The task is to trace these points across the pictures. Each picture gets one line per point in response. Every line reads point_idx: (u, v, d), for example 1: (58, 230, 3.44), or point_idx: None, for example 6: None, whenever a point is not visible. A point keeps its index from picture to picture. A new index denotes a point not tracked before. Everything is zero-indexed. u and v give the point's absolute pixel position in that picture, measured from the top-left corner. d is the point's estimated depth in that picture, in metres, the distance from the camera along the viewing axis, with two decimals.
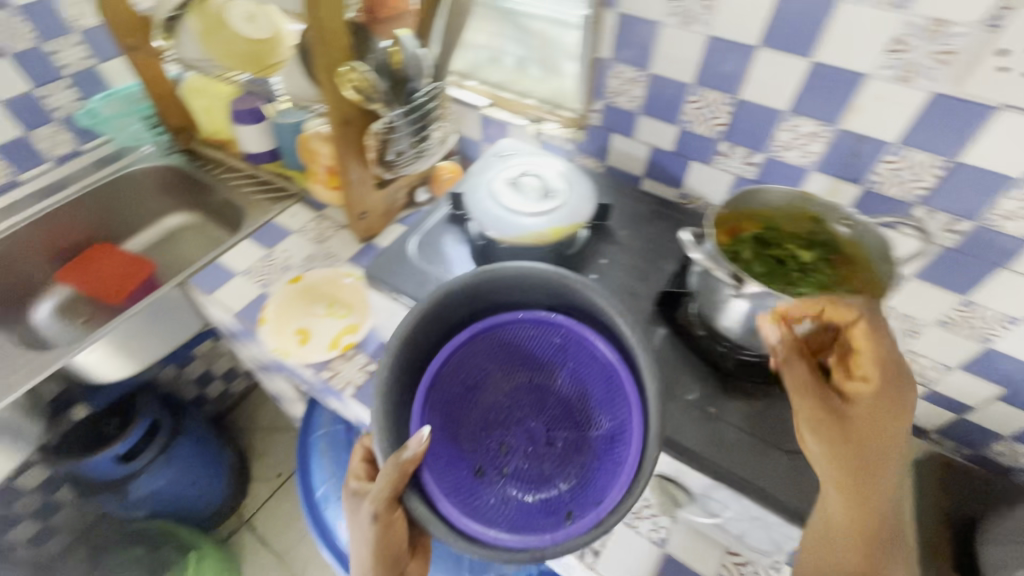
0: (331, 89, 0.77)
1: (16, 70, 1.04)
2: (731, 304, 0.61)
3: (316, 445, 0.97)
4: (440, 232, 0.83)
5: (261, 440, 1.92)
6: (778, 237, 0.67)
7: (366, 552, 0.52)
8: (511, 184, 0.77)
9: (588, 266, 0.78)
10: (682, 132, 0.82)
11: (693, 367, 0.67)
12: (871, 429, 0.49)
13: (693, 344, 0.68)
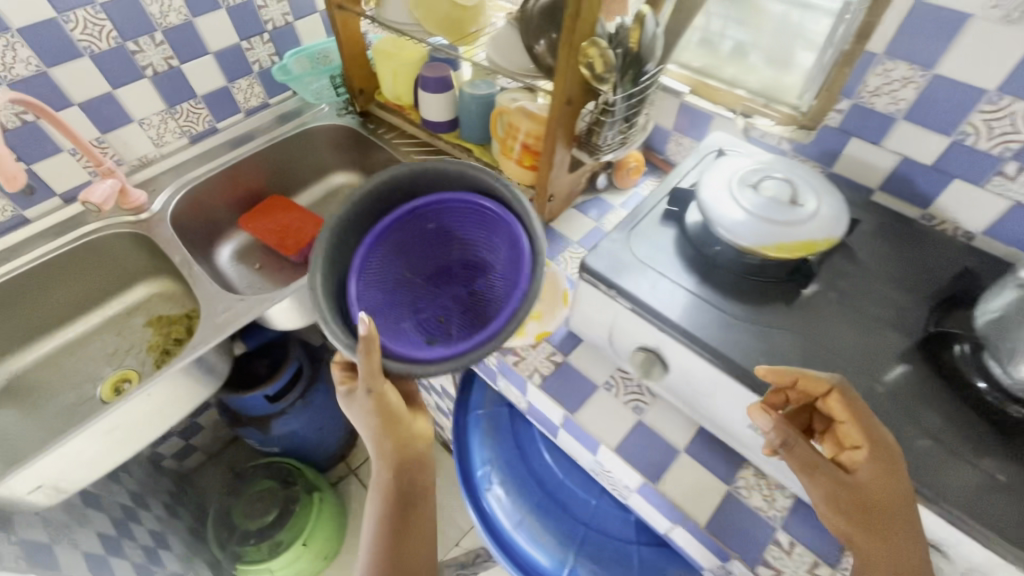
0: (566, 64, 0.73)
1: (230, 22, 1.08)
2: None
3: (478, 424, 0.95)
4: (655, 229, 0.77)
5: None
6: None
7: (369, 422, 0.67)
8: (752, 187, 0.70)
9: (821, 284, 0.72)
10: (954, 145, 0.71)
11: (971, 424, 0.59)
12: (878, 486, 0.54)
13: (963, 393, 0.61)
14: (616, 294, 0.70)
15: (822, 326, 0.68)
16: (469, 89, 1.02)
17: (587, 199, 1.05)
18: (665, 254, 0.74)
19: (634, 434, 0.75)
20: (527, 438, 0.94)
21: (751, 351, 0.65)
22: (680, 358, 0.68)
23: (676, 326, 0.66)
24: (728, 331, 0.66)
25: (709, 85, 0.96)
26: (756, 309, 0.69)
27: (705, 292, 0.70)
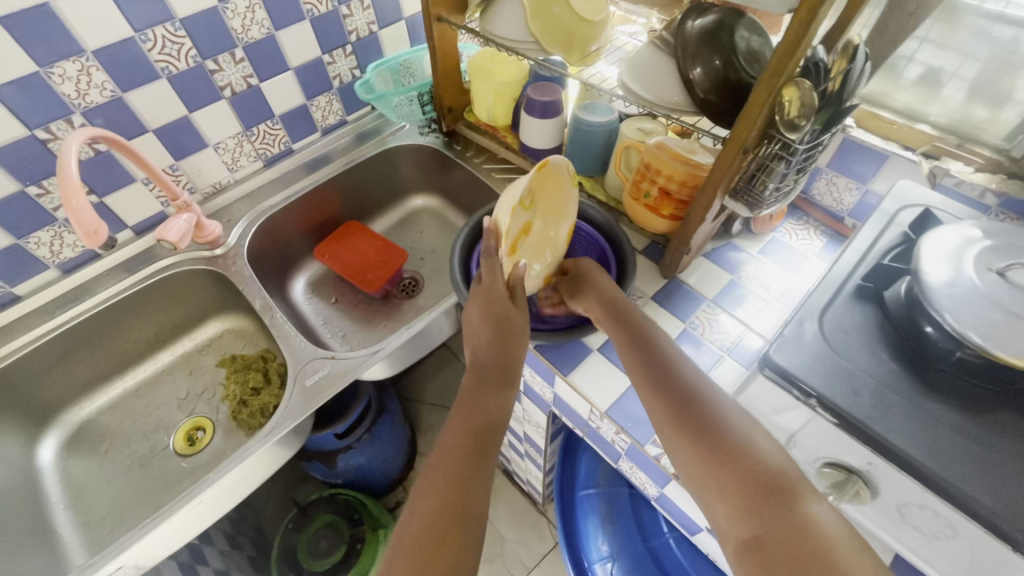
0: (756, 106, 0.59)
1: (313, 34, 0.97)
2: None
3: (596, 508, 0.90)
4: (848, 311, 0.62)
5: (427, 415, 1.82)
6: None
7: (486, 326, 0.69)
8: (995, 277, 0.55)
9: None
10: None
11: None
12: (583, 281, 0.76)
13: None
14: (814, 402, 0.56)
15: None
16: (584, 117, 0.89)
17: (716, 244, 0.91)
18: (869, 346, 0.59)
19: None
20: (653, 529, 0.87)
21: (1015, 494, 0.49)
22: (901, 490, 0.54)
23: (907, 454, 0.52)
24: (977, 465, 0.51)
25: (882, 117, 0.81)
26: (1006, 431, 0.53)
27: (932, 403, 0.55)
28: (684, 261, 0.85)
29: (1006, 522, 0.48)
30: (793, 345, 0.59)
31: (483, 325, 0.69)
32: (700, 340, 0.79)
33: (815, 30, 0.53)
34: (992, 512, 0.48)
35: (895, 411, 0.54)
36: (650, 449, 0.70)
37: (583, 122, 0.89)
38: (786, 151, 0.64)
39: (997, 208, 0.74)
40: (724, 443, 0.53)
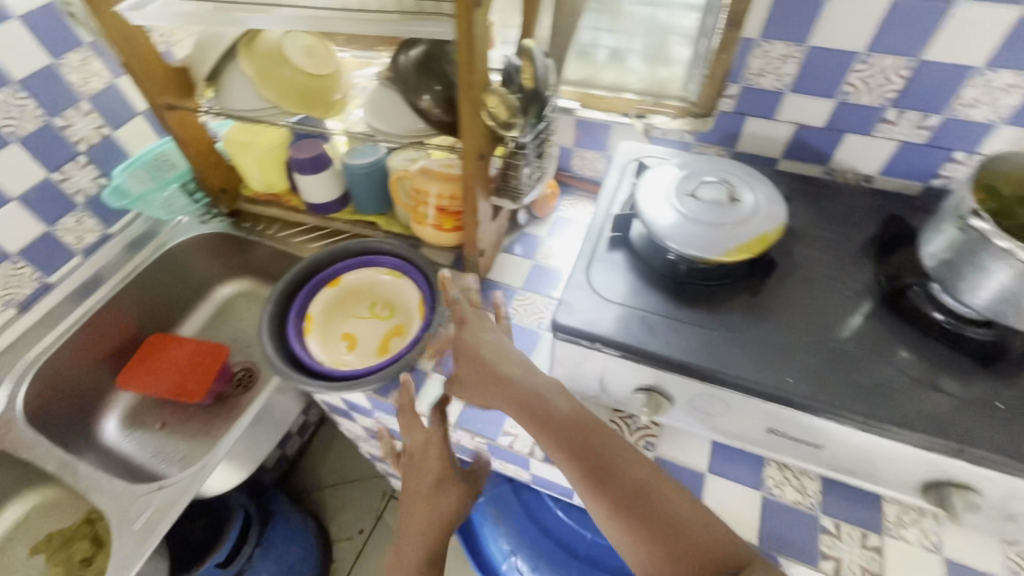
0: (469, 121, 0.66)
1: (27, 155, 0.87)
2: (989, 284, 0.56)
3: (486, 515, 0.91)
4: (607, 260, 0.73)
5: (332, 498, 1.71)
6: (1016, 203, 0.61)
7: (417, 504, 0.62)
8: (691, 197, 0.69)
9: (781, 267, 0.72)
10: (841, 105, 0.76)
11: (954, 359, 0.62)
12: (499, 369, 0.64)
13: (940, 332, 0.63)
14: (600, 345, 0.64)
15: (797, 311, 0.67)
16: (353, 161, 0.92)
17: (513, 237, 1.00)
18: (629, 284, 0.70)
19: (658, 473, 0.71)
20: (541, 511, 0.91)
21: (754, 355, 0.62)
22: (685, 388, 0.64)
23: (676, 361, 0.62)
24: (724, 346, 0.63)
25: (596, 94, 0.94)
26: (737, 312, 0.67)
27: (684, 311, 0.67)
28: (488, 259, 0.92)
29: (752, 381, 0.60)
30: (573, 307, 0.67)
31: (416, 497, 0.62)
32: (522, 326, 0.86)
33: (481, 51, 0.61)
34: (741, 377, 0.60)
35: (660, 328, 0.65)
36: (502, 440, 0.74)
37: (354, 167, 0.92)
38: (518, 147, 0.75)
39: (696, 143, 0.91)
40: (649, 526, 0.48)
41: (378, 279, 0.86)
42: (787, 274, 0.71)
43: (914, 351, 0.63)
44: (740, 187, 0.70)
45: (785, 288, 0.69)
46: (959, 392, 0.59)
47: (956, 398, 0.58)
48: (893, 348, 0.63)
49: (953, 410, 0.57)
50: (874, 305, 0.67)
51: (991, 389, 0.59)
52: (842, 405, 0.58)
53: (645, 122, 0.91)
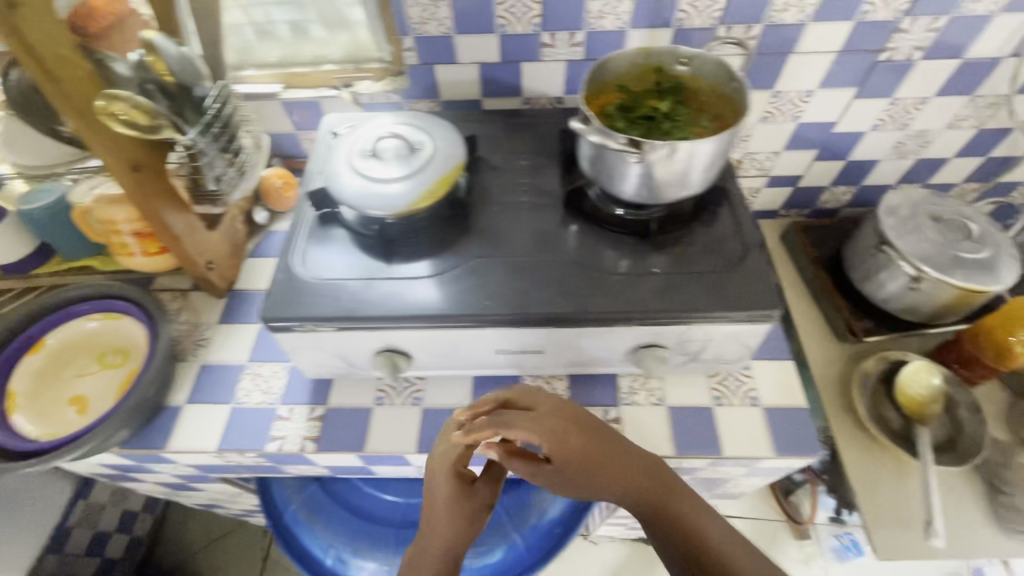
0: (89, 135, 0.60)
1: None
2: (626, 171, 0.64)
3: (295, 522, 0.87)
4: (318, 238, 0.71)
5: (212, 560, 1.47)
6: (633, 99, 0.71)
7: (445, 520, 0.57)
8: (372, 156, 0.69)
9: (484, 201, 0.76)
10: (503, 38, 0.80)
11: (624, 241, 0.70)
12: (568, 449, 0.55)
13: (617, 224, 0.72)
14: (314, 324, 0.64)
15: (499, 234, 0.72)
16: (26, 206, 0.79)
17: (260, 239, 0.94)
18: (341, 255, 0.69)
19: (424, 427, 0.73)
20: (354, 500, 0.90)
21: (462, 284, 0.66)
22: (410, 339, 0.66)
23: (391, 316, 0.63)
24: (436, 285, 0.66)
25: (297, 72, 0.90)
26: (443, 254, 0.70)
27: (396, 267, 0.68)
28: (226, 268, 0.85)
29: (459, 314, 0.64)
30: (284, 294, 0.66)
31: (442, 517, 0.57)
32: None
33: (64, 49, 0.56)
34: (451, 315, 0.63)
35: (372, 289, 0.66)
36: (270, 447, 0.72)
37: (29, 212, 0.79)
38: (190, 150, 0.68)
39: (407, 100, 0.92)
40: None
41: (85, 328, 0.79)
42: (491, 205, 0.75)
43: (597, 248, 0.70)
44: (418, 136, 0.72)
45: (488, 220, 0.73)
46: (632, 269, 0.67)
47: (631, 273, 0.67)
48: (579, 250, 0.70)
49: (631, 284, 0.65)
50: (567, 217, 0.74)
51: (652, 258, 0.68)
52: (541, 307, 0.63)
53: (352, 92, 0.90)
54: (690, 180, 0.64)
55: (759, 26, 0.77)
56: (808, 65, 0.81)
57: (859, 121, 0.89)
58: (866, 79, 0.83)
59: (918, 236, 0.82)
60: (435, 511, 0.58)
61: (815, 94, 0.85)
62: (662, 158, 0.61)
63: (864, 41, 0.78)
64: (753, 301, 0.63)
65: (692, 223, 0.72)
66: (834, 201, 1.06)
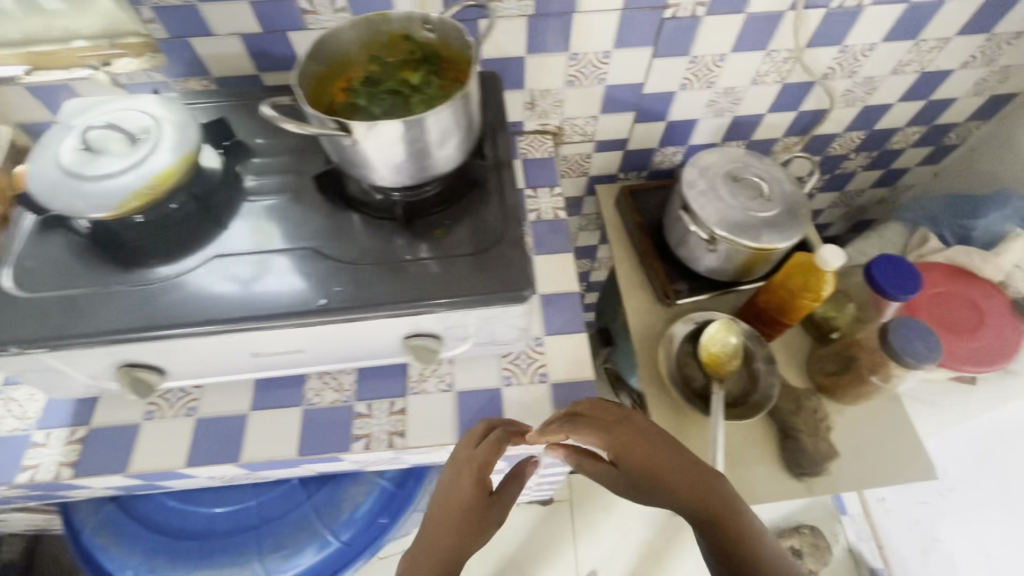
0: None
1: None
2: (360, 156, 0.43)
3: (91, 550, 0.58)
4: (53, 247, 0.47)
5: None
6: (379, 73, 0.48)
7: (449, 522, 0.44)
8: (83, 144, 0.45)
9: (226, 213, 0.50)
10: (297, 33, 0.56)
11: (415, 227, 0.49)
12: (684, 482, 0.45)
13: (378, 212, 0.50)
14: (32, 346, 0.42)
15: (190, 248, 0.48)
16: None
17: None
18: (71, 265, 0.46)
19: (248, 430, 0.51)
20: (167, 516, 0.59)
21: (230, 268, 0.46)
22: (196, 351, 0.46)
23: (136, 332, 0.43)
24: (92, 315, 0.43)
25: (41, 49, 0.57)
26: (177, 259, 0.47)
27: (174, 276, 0.46)
28: None
29: (263, 316, 0.43)
30: None
31: (447, 521, 0.44)
32: None
33: None
34: (248, 320, 0.43)
35: (118, 296, 0.44)
36: (17, 480, 0.49)
37: None
38: None
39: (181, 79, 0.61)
40: None
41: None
42: (292, 206, 0.50)
43: (452, 225, 0.49)
44: (129, 115, 0.48)
45: (290, 198, 0.51)
46: (418, 261, 0.47)
47: (453, 255, 0.47)
48: (405, 228, 0.49)
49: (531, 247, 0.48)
50: (443, 187, 0.51)
51: (456, 245, 0.48)
52: (398, 268, 0.46)
53: (109, 74, 0.58)
54: (425, 162, 0.44)
55: (743, 16, 0.60)
56: (813, 57, 0.66)
57: (877, 114, 0.77)
58: (887, 75, 0.70)
59: (935, 256, 0.70)
60: (441, 509, 0.45)
61: (820, 86, 0.70)
62: (384, 135, 0.40)
63: (878, 26, 0.63)
64: (737, 332, 0.63)
65: (671, 238, 0.71)
66: (853, 170, 0.90)
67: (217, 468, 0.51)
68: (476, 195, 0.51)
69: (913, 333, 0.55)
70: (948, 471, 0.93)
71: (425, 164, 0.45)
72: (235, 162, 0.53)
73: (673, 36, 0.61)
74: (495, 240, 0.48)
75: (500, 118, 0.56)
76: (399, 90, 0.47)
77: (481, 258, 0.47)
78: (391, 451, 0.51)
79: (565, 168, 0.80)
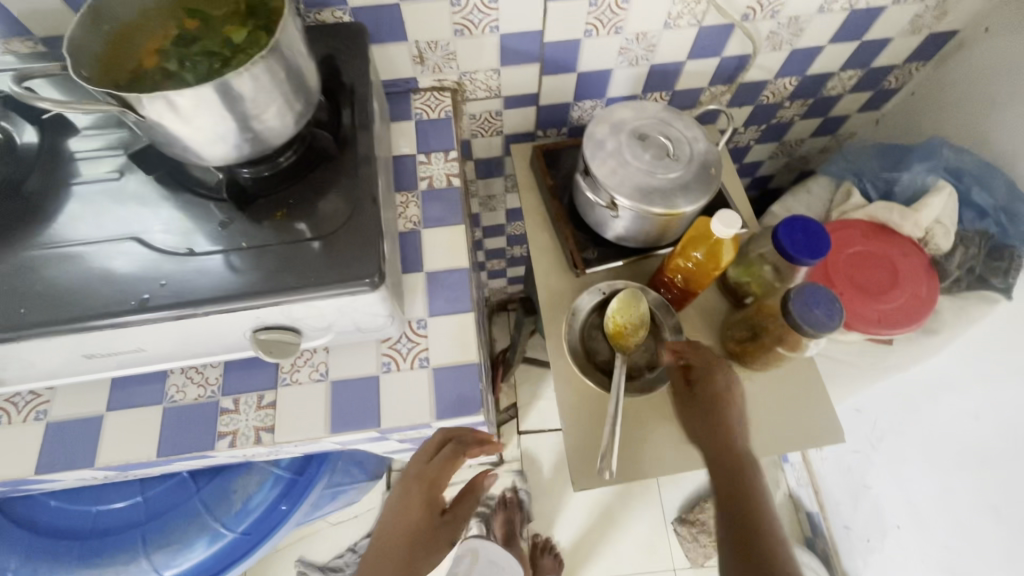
0: None
1: None
2: (162, 132, 0.37)
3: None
4: None
5: None
6: (197, 33, 0.42)
7: (403, 535, 0.53)
8: None
9: (45, 199, 0.45)
10: None
11: (255, 207, 0.44)
12: (714, 414, 0.56)
13: (216, 190, 0.45)
14: None
15: (1, 241, 0.42)
16: None
17: None
18: None
19: (103, 432, 0.48)
20: (45, 517, 0.56)
21: (43, 263, 0.41)
22: (15, 356, 0.41)
23: None
24: None
25: None
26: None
27: None
28: None
29: (75, 319, 0.39)
30: None
31: (402, 532, 0.53)
32: None
33: None
34: (59, 323, 0.39)
35: None
36: None
37: None
38: None
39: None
40: None
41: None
42: (119, 187, 0.45)
43: (296, 205, 0.44)
44: None
45: (119, 178, 0.45)
46: (258, 246, 0.42)
47: (300, 238, 0.43)
48: (243, 210, 0.44)
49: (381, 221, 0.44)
50: (290, 162, 0.46)
51: (302, 227, 0.43)
52: (235, 254, 0.42)
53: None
54: (245, 135, 0.39)
55: None
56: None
57: (806, 58, 0.72)
58: (812, 13, 0.64)
59: (856, 213, 0.67)
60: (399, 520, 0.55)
61: (740, 29, 0.64)
62: (176, 108, 0.35)
63: None
64: (641, 300, 0.60)
65: (577, 202, 0.66)
66: (790, 119, 0.85)
67: (75, 473, 0.48)
68: (328, 170, 0.46)
69: (814, 299, 0.52)
70: (877, 424, 0.94)
71: (247, 136, 0.39)
72: (59, 138, 0.47)
73: None
74: (344, 219, 0.43)
75: (362, 81, 0.50)
76: (218, 50, 0.40)
77: (333, 238, 0.43)
78: (260, 447, 0.48)
79: (475, 127, 0.74)
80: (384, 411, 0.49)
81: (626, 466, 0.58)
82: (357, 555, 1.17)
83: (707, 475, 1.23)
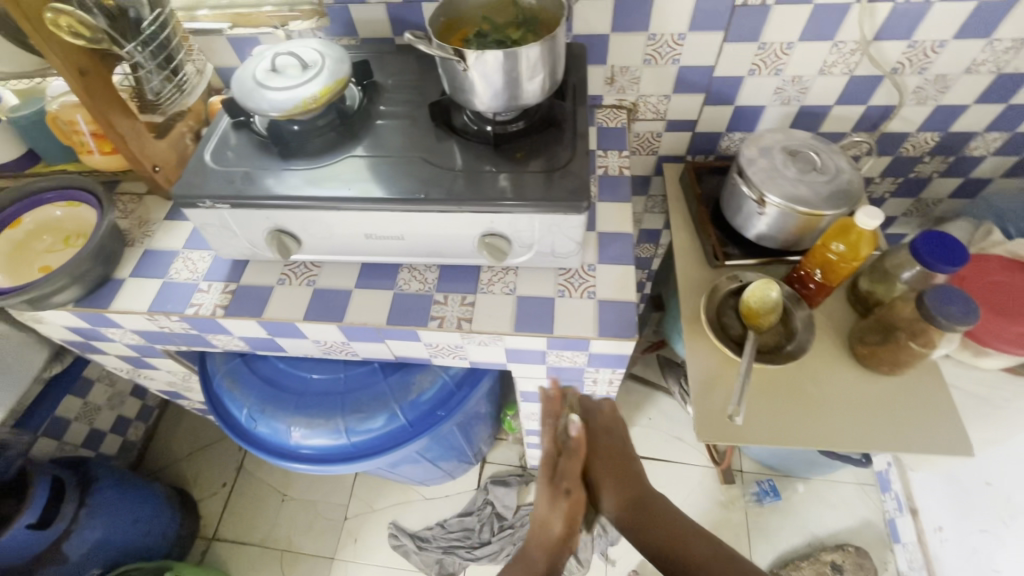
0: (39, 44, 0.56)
1: None
2: (468, 81, 0.55)
3: (220, 390, 0.75)
4: (237, 140, 0.64)
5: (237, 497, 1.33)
6: (490, 30, 0.61)
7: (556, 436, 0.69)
8: (274, 66, 0.62)
9: (360, 130, 0.65)
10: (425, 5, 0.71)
11: (500, 149, 0.61)
12: None
13: (473, 135, 0.62)
14: (215, 202, 0.58)
15: (333, 151, 0.63)
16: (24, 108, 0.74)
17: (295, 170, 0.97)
18: (247, 152, 0.63)
19: (351, 302, 0.65)
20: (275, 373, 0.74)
21: (359, 165, 0.61)
22: (326, 225, 0.60)
23: (287, 198, 0.57)
24: (260, 184, 0.59)
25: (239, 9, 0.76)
26: (325, 156, 0.62)
27: (318, 166, 0.61)
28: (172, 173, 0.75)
29: (382, 197, 0.57)
30: (184, 176, 0.60)
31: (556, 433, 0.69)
32: None
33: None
34: (370, 199, 0.57)
35: (279, 174, 0.60)
36: (186, 311, 0.66)
37: (27, 114, 0.74)
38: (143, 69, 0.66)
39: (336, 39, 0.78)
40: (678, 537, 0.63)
41: (50, 216, 0.72)
42: (409, 129, 0.65)
43: (530, 152, 0.61)
44: (303, 50, 0.64)
45: (409, 123, 0.65)
46: (503, 171, 0.59)
47: (532, 171, 0.58)
48: (493, 150, 0.61)
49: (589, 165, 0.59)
50: (529, 125, 0.63)
51: (533, 166, 0.59)
52: (486, 174, 0.58)
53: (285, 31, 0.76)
54: (515, 90, 0.56)
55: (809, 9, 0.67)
56: (880, 52, 0.72)
57: (950, 115, 0.80)
58: (958, 74, 0.74)
59: (996, 250, 0.71)
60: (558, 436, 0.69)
61: (887, 80, 0.75)
62: (486, 63, 0.53)
63: (945, 22, 0.67)
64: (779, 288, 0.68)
65: (724, 205, 0.77)
66: (929, 175, 0.90)
67: (324, 325, 0.65)
68: (554, 133, 0.62)
69: (951, 297, 0.57)
70: (1011, 499, 0.86)
71: (516, 94, 0.57)
72: (372, 96, 0.69)
73: (742, 21, 0.69)
74: (564, 163, 0.59)
75: (581, 80, 0.68)
76: (504, 41, 0.60)
77: (555, 173, 0.58)
78: (459, 332, 0.62)
79: (636, 144, 0.89)
80: (556, 323, 0.62)
81: (749, 426, 0.64)
82: (444, 531, 1.26)
83: (805, 537, 1.17)
